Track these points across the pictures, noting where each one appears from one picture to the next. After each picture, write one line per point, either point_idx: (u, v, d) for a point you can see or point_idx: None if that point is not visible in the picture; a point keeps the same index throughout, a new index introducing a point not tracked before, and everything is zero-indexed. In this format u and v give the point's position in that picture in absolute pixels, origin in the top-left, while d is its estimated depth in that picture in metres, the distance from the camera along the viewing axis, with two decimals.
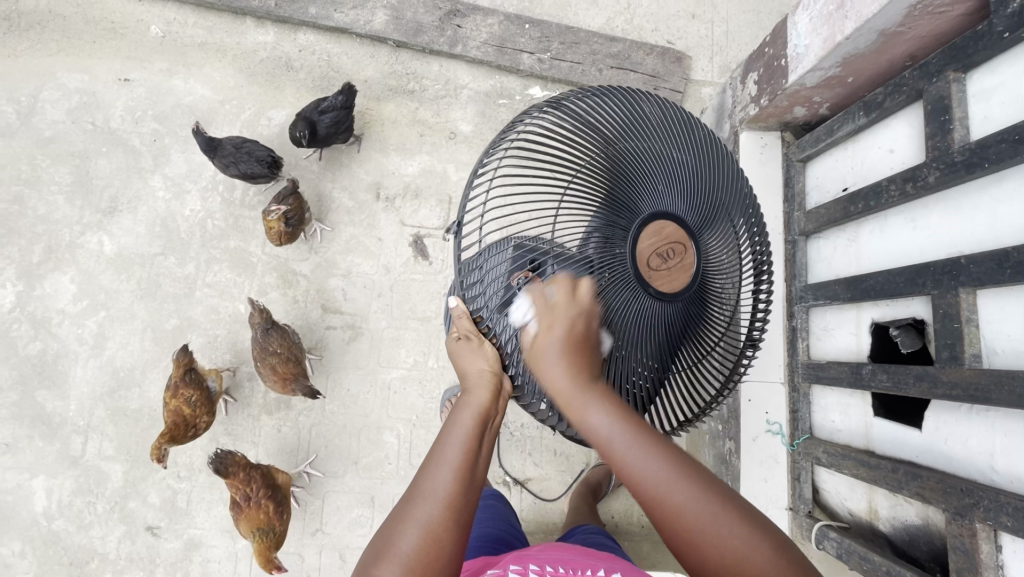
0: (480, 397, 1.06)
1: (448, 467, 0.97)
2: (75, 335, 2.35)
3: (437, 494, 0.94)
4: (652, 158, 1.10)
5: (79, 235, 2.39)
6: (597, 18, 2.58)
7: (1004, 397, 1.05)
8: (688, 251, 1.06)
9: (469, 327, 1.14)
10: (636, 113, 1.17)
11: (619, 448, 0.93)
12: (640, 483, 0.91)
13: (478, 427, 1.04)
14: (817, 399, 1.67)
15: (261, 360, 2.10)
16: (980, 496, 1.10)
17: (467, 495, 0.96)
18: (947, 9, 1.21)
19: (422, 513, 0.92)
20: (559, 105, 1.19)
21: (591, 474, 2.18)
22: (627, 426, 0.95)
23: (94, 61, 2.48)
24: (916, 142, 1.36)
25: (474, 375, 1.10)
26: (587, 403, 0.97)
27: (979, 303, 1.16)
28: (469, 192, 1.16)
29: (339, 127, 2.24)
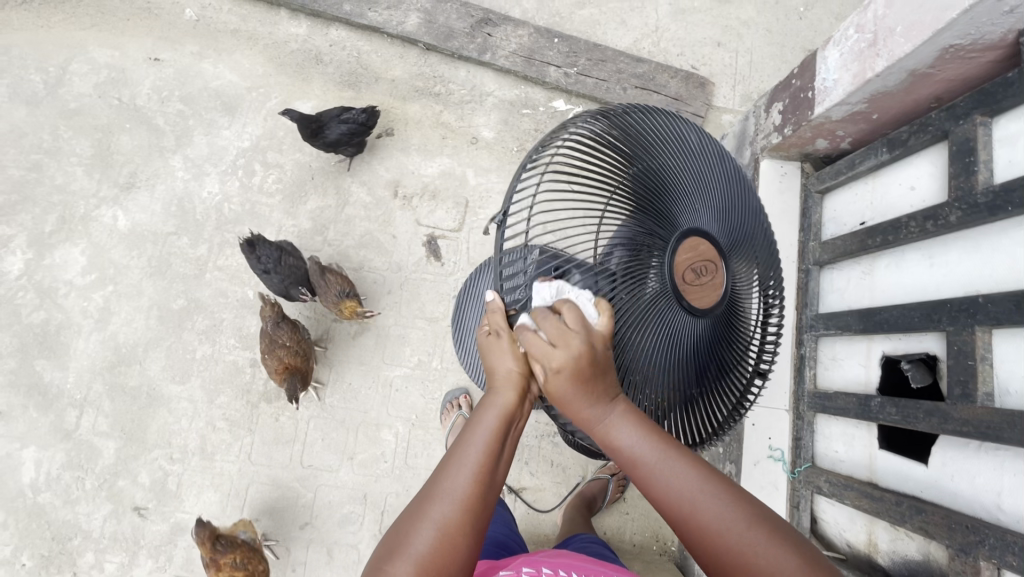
0: (506, 398, 1.04)
1: (468, 466, 0.97)
2: (80, 307, 2.33)
3: (455, 493, 0.95)
4: (692, 181, 1.13)
5: (94, 208, 2.40)
6: (625, 38, 2.64)
7: (1016, 436, 1.06)
8: (720, 271, 1.08)
9: (501, 323, 1.09)
10: (678, 134, 1.19)
11: (646, 462, 0.97)
12: (669, 495, 0.95)
13: (501, 428, 1.02)
14: (821, 428, 1.68)
15: (269, 352, 2.09)
16: (985, 534, 1.10)
17: (484, 497, 0.97)
18: (977, 55, 1.25)
19: (438, 511, 0.94)
20: (607, 116, 1.19)
21: (587, 488, 2.17)
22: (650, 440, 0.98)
23: (126, 39, 2.51)
24: (939, 181, 1.39)
25: (501, 374, 1.05)
26: (610, 423, 0.98)
27: (994, 342, 1.17)
28: (514, 186, 1.10)
29: (350, 139, 2.26)
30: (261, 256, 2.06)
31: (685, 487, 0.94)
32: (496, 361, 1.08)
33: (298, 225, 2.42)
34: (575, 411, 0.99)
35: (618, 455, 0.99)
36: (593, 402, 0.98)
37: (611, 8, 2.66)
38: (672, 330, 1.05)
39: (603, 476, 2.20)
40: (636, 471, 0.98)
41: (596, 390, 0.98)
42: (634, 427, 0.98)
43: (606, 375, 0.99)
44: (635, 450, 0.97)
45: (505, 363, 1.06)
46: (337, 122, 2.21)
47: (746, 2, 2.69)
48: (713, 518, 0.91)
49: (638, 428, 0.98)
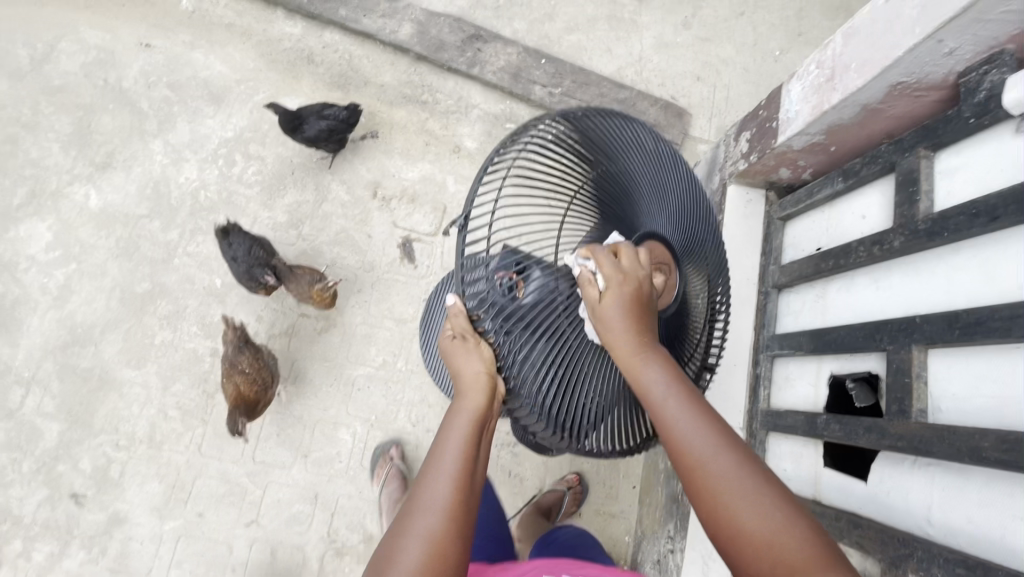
0: (476, 400, 1.06)
1: (449, 473, 1.00)
2: (40, 283, 2.28)
3: (435, 504, 0.98)
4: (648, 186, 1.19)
5: (67, 185, 2.37)
6: (609, 65, 2.75)
7: (945, 449, 1.09)
8: (673, 273, 1.14)
9: (465, 326, 1.12)
10: (637, 138, 1.21)
11: (671, 412, 0.98)
12: (686, 449, 0.96)
13: (475, 432, 1.06)
14: (772, 447, 1.71)
15: (228, 376, 2.04)
16: (915, 547, 1.12)
17: (466, 502, 1.00)
18: (924, 93, 1.34)
19: (422, 522, 0.96)
20: (568, 117, 1.18)
21: (543, 497, 2.16)
22: (681, 392, 1.00)
23: (119, 24, 2.53)
24: (886, 210, 1.47)
25: (469, 377, 1.08)
26: (644, 362, 1.01)
27: (929, 361, 1.21)
28: (475, 192, 1.13)
29: (330, 137, 2.28)
30: (232, 243, 2.05)
31: (703, 444, 0.95)
32: (464, 364, 1.11)
33: (274, 218, 2.42)
34: (614, 341, 1.02)
35: (644, 396, 1.00)
36: (636, 338, 1.02)
37: (598, 36, 2.77)
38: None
39: (559, 488, 2.18)
40: (661, 418, 0.99)
41: (639, 326, 1.04)
42: (666, 374, 1.01)
43: (648, 318, 1.06)
44: (664, 395, 0.99)
45: (473, 367, 1.09)
46: (316, 118, 2.25)
47: (726, 41, 2.84)
48: (727, 478, 0.93)
49: (674, 376, 1.01)
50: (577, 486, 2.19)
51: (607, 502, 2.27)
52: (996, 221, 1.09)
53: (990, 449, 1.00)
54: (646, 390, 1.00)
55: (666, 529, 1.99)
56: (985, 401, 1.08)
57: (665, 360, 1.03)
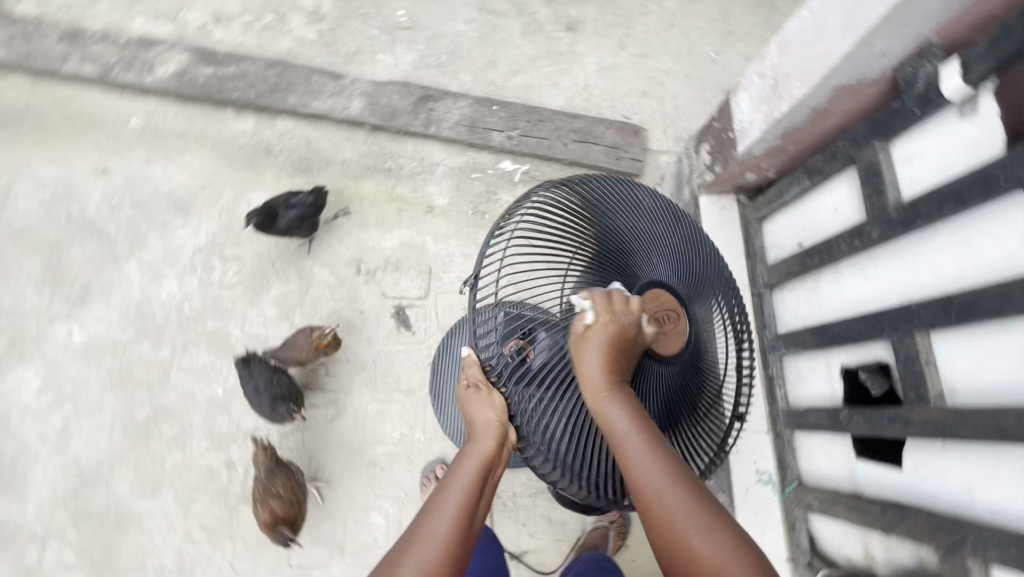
0: (486, 445, 1.15)
1: (448, 513, 1.08)
2: (37, 431, 2.22)
3: (434, 540, 1.04)
4: (647, 239, 1.23)
5: (48, 325, 2.33)
6: (558, 98, 2.82)
7: (971, 431, 1.12)
8: (682, 318, 1.15)
9: (477, 377, 1.21)
10: (633, 196, 1.28)
11: (631, 449, 1.03)
12: (644, 485, 1.02)
13: (480, 475, 1.14)
14: (801, 445, 1.73)
15: (261, 501, 1.99)
16: (966, 532, 1.13)
17: (461, 545, 1.06)
18: (866, 89, 1.40)
19: (419, 556, 1.01)
20: (567, 184, 1.27)
21: (588, 537, 2.17)
22: (642, 431, 1.04)
23: (72, 154, 2.52)
24: (856, 201, 1.52)
25: (481, 424, 1.17)
26: (610, 401, 1.06)
27: (933, 344, 1.25)
28: (483, 256, 1.20)
29: (302, 224, 2.29)
30: (252, 372, 2.03)
31: (661, 483, 1.01)
32: (477, 413, 1.19)
33: (263, 314, 2.40)
34: (589, 376, 1.07)
35: (609, 432, 1.05)
36: (608, 378, 1.07)
37: (542, 72, 2.85)
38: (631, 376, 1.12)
39: (601, 525, 2.19)
40: (621, 454, 1.04)
41: (615, 366, 1.08)
42: (630, 414, 1.05)
43: (627, 355, 1.10)
44: (626, 433, 1.03)
45: (485, 414, 1.17)
46: (286, 208, 2.25)
47: (663, 54, 2.93)
48: (684, 518, 0.99)
49: (636, 415, 1.06)
50: (620, 520, 2.20)
51: None
52: (965, 205, 1.14)
53: (1015, 427, 1.03)
54: (610, 427, 1.05)
55: None
56: (998, 378, 1.12)
57: (632, 400, 1.07)
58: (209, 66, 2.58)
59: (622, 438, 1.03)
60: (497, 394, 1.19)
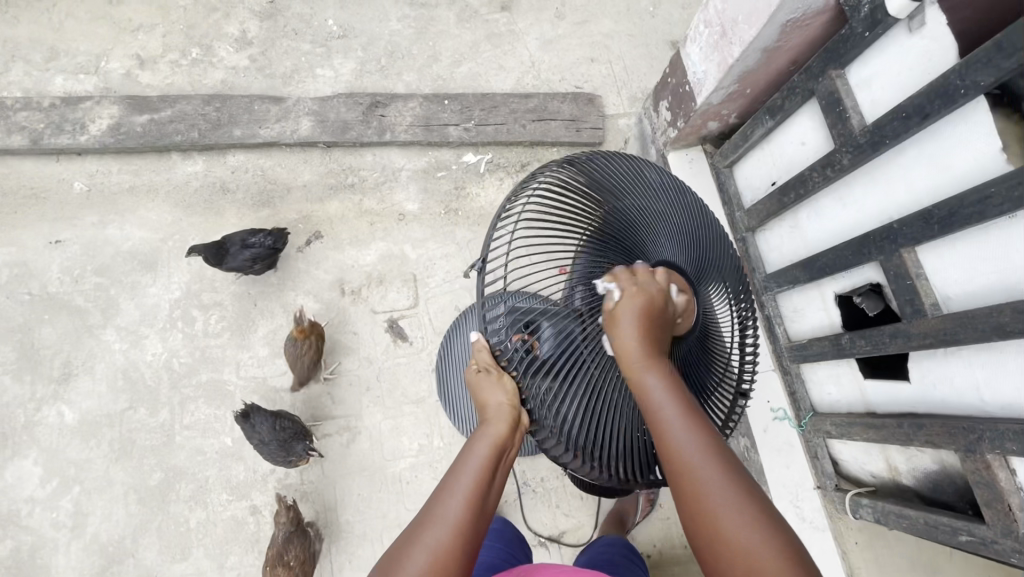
0: (498, 429, 1.13)
1: (460, 493, 1.06)
2: (50, 520, 2.15)
3: (449, 519, 1.03)
4: (652, 217, 1.21)
5: (36, 412, 2.25)
6: (508, 80, 2.78)
7: (972, 334, 1.15)
8: (689, 298, 1.13)
9: (488, 361, 1.21)
10: (640, 176, 1.27)
11: (670, 418, 1.01)
12: (678, 457, 0.99)
13: (493, 457, 1.12)
14: (809, 377, 1.77)
15: (270, 568, 1.99)
16: (982, 429, 1.18)
17: (474, 524, 1.04)
18: (812, 21, 1.41)
19: (432, 537, 1.00)
20: (574, 165, 1.26)
21: (620, 504, 2.18)
22: (676, 401, 1.02)
23: (19, 231, 2.41)
24: (822, 132, 1.54)
25: (493, 408, 1.16)
26: (648, 371, 1.04)
27: (921, 258, 1.28)
28: (490, 237, 1.18)
29: (256, 263, 2.22)
30: (255, 423, 1.97)
31: (697, 454, 0.98)
32: (489, 397, 1.18)
33: (256, 355, 2.35)
34: (624, 348, 1.06)
35: (647, 403, 1.03)
36: (644, 348, 1.05)
37: (486, 57, 2.80)
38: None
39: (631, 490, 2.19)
40: (659, 423, 1.02)
41: (650, 337, 1.07)
42: (667, 385, 1.03)
43: (659, 329, 1.08)
44: (663, 402, 1.01)
45: (497, 397, 1.17)
46: (240, 247, 2.20)
47: (602, 16, 2.90)
48: (710, 496, 0.95)
49: (674, 387, 1.04)
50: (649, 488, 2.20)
51: None
52: (929, 118, 1.16)
53: (1012, 323, 1.07)
54: (647, 397, 1.03)
55: None
56: (987, 280, 1.15)
57: (668, 374, 1.05)
58: (145, 113, 2.47)
59: (661, 408, 1.01)
60: (508, 377, 1.19)
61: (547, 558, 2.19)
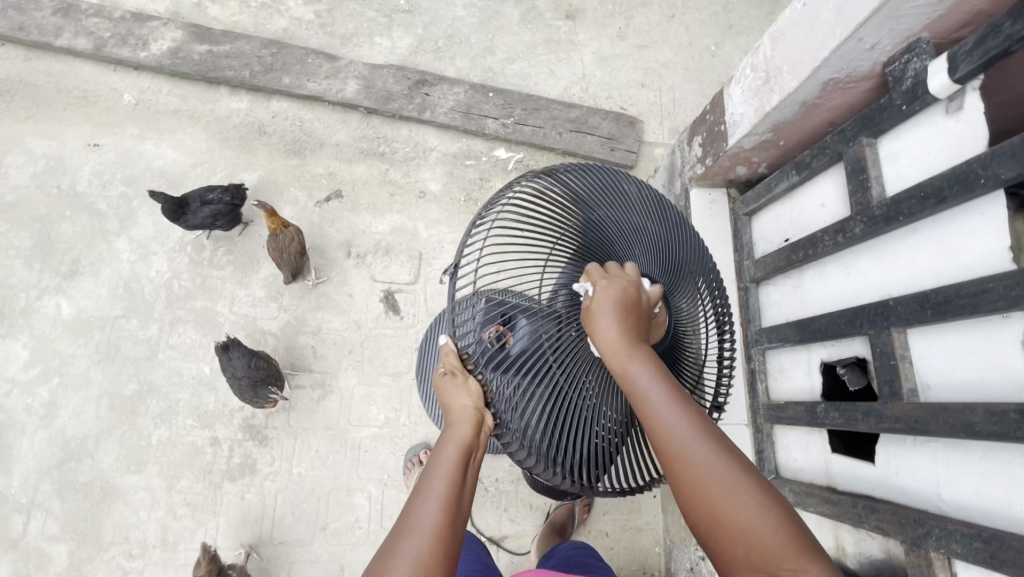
0: (463, 430, 1.14)
1: (434, 499, 1.04)
2: (24, 404, 2.23)
3: (425, 525, 1.00)
4: (628, 229, 1.23)
5: (36, 299, 2.33)
6: (555, 87, 2.80)
7: (941, 427, 1.12)
8: (659, 310, 1.18)
9: (454, 363, 1.20)
10: (619, 187, 1.27)
11: (654, 399, 1.00)
12: (667, 437, 0.97)
13: (461, 459, 1.11)
14: (780, 439, 1.74)
15: None
16: (931, 525, 1.14)
17: (453, 529, 1.02)
18: (855, 84, 1.40)
19: (411, 546, 0.97)
20: (551, 174, 1.26)
21: (555, 515, 2.16)
22: (663, 384, 1.02)
23: (63, 128, 2.51)
24: (842, 198, 1.52)
25: (457, 411, 1.16)
26: (631, 357, 1.04)
27: (910, 340, 1.26)
28: (462, 245, 1.19)
29: (217, 220, 2.25)
30: (232, 358, 2.01)
31: (685, 433, 0.97)
32: (451, 400, 1.19)
33: (252, 294, 2.40)
34: (606, 338, 1.06)
35: (630, 385, 1.02)
36: (623, 337, 1.06)
37: (540, 60, 2.83)
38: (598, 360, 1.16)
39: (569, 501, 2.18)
40: (643, 407, 1.00)
41: (629, 327, 1.07)
42: (651, 370, 1.03)
43: (638, 318, 1.09)
44: (649, 385, 1.01)
45: (465, 401, 1.17)
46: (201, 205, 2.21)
47: (662, 45, 2.91)
48: (707, 468, 0.94)
49: (656, 372, 1.03)
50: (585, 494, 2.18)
51: (632, 517, 2.27)
52: (945, 202, 1.14)
53: (982, 423, 1.04)
54: (630, 379, 1.02)
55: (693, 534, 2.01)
56: (969, 376, 1.13)
57: (651, 359, 1.05)
58: (204, 44, 2.56)
59: (645, 391, 1.00)
60: (474, 380, 1.20)
61: None
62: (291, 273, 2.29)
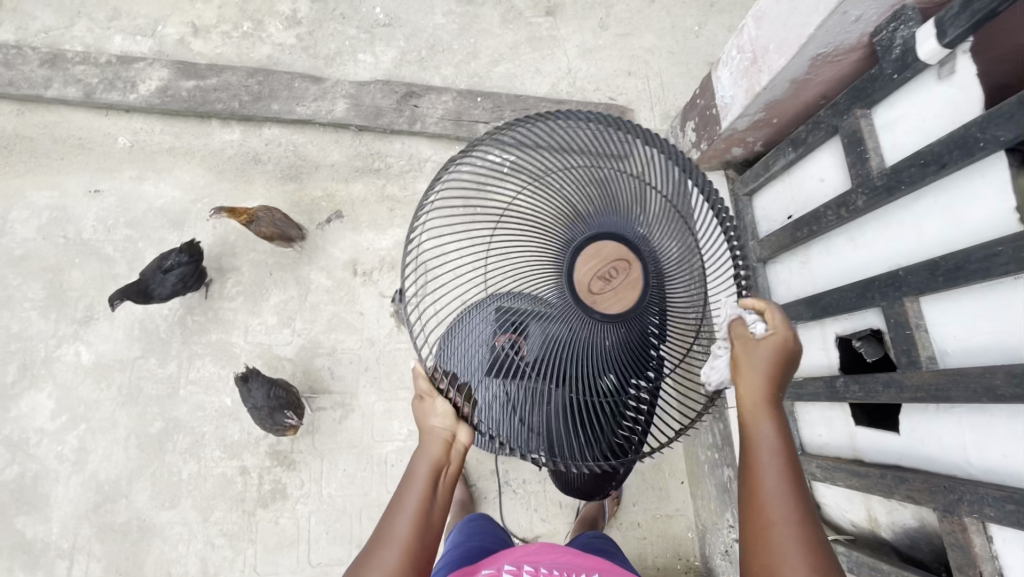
0: (432, 451, 1.17)
1: (405, 515, 1.11)
2: (55, 453, 2.27)
3: (397, 540, 1.08)
4: (581, 189, 1.25)
5: (55, 348, 2.37)
6: (542, 84, 2.80)
7: (963, 393, 1.12)
8: (633, 271, 1.21)
9: (425, 386, 1.22)
10: (560, 138, 1.28)
11: (765, 457, 1.00)
12: (759, 487, 0.98)
13: (432, 477, 1.15)
14: (802, 415, 1.74)
15: None
16: (962, 491, 1.14)
17: (423, 541, 1.09)
18: (844, 56, 1.39)
19: (384, 560, 1.06)
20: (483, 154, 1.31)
21: (584, 512, 2.16)
22: (780, 451, 1.00)
23: (63, 177, 2.54)
24: (842, 170, 1.52)
25: (429, 433, 1.19)
26: (763, 413, 1.03)
27: (923, 308, 1.26)
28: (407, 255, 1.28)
29: (186, 282, 2.21)
30: (252, 389, 2.04)
31: (779, 496, 0.96)
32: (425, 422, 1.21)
33: (265, 322, 2.43)
34: (749, 380, 1.05)
35: (749, 433, 1.03)
36: (768, 391, 1.05)
37: (524, 60, 2.83)
38: (606, 343, 1.20)
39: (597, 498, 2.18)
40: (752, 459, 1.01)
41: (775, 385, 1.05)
42: (781, 435, 1.01)
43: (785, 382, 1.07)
44: (767, 443, 1.01)
45: (433, 423, 1.19)
46: (162, 276, 2.15)
47: (646, 31, 2.90)
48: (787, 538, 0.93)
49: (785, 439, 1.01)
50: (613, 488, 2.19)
51: (661, 505, 2.28)
52: (946, 168, 1.13)
53: (1004, 386, 1.04)
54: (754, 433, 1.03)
55: (725, 518, 2.02)
56: (986, 340, 1.13)
57: (783, 424, 1.03)
58: (191, 79, 2.57)
59: (762, 445, 1.01)
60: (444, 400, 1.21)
61: None
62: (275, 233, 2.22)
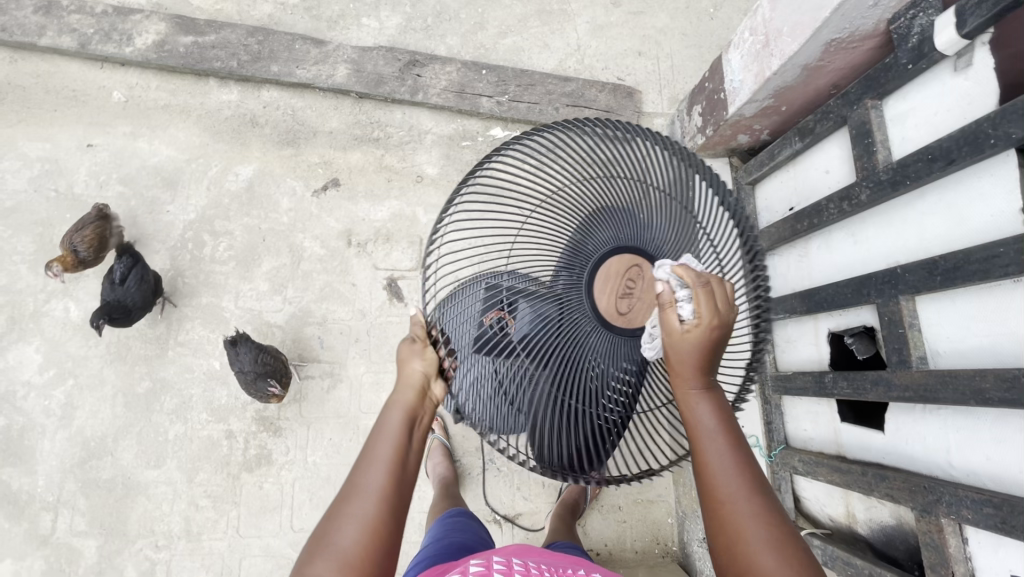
0: (407, 396, 1.16)
1: (380, 466, 1.07)
2: (42, 407, 2.27)
3: (370, 490, 1.04)
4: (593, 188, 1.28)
5: (44, 303, 2.35)
6: (550, 60, 2.73)
7: (950, 395, 1.11)
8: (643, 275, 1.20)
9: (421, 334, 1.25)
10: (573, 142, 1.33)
11: (710, 437, 1.06)
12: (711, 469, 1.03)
13: (406, 424, 1.14)
14: (789, 409, 1.74)
15: None
16: (941, 492, 1.13)
17: (397, 490, 1.07)
18: (858, 44, 1.34)
19: (357, 508, 1.02)
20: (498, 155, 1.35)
21: (567, 494, 2.15)
22: (724, 428, 1.07)
23: (55, 129, 2.49)
24: (847, 163, 1.48)
25: (409, 376, 1.18)
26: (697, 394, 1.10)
27: (918, 308, 1.24)
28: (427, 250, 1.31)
29: (147, 280, 2.12)
30: (239, 351, 2.02)
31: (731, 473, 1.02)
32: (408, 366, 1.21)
33: (256, 288, 2.41)
34: (682, 360, 1.08)
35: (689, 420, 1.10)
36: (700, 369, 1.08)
37: (533, 33, 2.75)
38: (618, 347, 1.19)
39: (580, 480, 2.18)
40: (696, 442, 1.07)
41: (707, 362, 1.09)
42: (716, 412, 1.08)
43: (714, 354, 1.10)
44: (707, 424, 1.07)
45: (413, 370, 1.19)
46: (118, 289, 2.08)
47: (659, 10, 2.81)
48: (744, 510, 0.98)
49: (721, 414, 1.09)
50: None
51: (643, 490, 2.29)
52: (954, 164, 1.09)
53: (992, 390, 1.02)
54: (693, 417, 1.09)
55: None
56: (978, 343, 1.12)
57: (717, 399, 1.10)
58: (189, 35, 2.50)
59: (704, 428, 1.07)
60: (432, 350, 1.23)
61: (497, 535, 2.23)
62: (94, 224, 2.12)
